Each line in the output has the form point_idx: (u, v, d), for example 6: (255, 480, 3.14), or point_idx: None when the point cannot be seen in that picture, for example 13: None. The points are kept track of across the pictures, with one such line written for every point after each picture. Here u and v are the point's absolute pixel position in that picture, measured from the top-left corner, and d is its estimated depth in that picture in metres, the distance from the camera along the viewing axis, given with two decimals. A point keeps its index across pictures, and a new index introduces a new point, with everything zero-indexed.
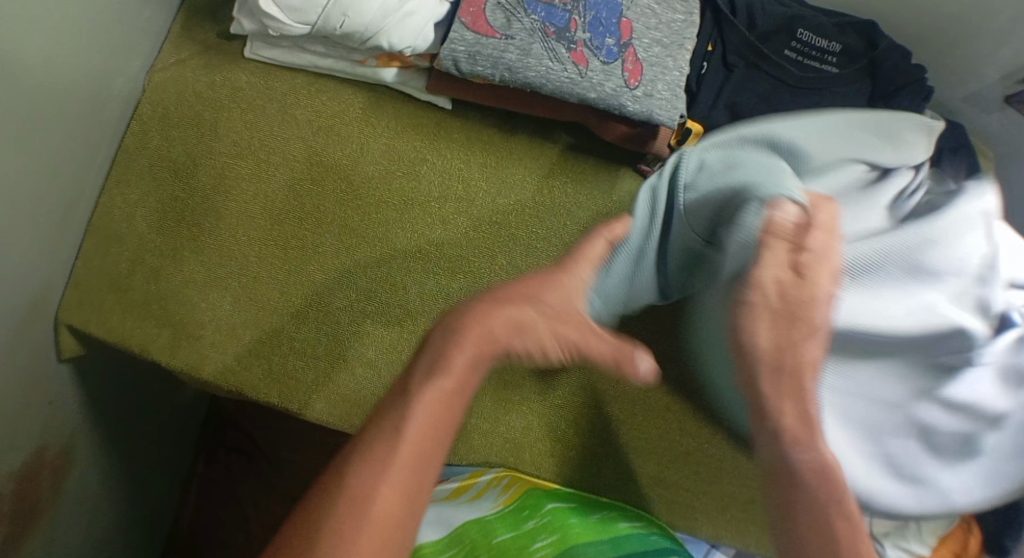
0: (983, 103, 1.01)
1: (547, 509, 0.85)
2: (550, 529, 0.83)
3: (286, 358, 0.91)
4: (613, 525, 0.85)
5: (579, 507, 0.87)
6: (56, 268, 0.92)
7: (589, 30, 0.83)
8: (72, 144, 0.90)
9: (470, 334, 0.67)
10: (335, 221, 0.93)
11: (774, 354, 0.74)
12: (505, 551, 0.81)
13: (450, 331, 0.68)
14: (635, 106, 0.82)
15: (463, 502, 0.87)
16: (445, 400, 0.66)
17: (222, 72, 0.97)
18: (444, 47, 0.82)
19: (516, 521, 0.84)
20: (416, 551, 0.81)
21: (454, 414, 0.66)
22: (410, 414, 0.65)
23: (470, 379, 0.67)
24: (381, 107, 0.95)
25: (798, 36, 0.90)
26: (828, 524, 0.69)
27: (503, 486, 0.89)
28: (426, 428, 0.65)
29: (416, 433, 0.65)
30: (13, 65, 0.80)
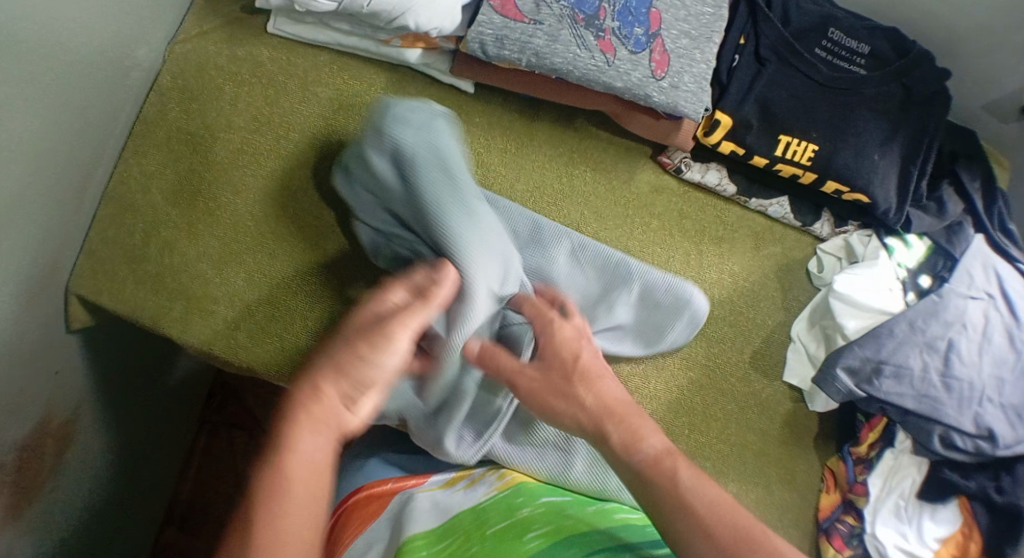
0: (1002, 112, 1.01)
1: (543, 501, 0.81)
2: (546, 515, 0.78)
3: (298, 335, 0.92)
4: (609, 516, 0.80)
5: (575, 501, 0.83)
6: (69, 235, 0.92)
7: (618, 19, 0.82)
8: (91, 111, 0.89)
9: (304, 417, 0.64)
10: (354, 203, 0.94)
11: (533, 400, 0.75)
12: (501, 538, 0.75)
13: (286, 415, 0.64)
14: (660, 97, 0.82)
15: (457, 490, 0.84)
16: (297, 493, 0.63)
17: (244, 46, 0.96)
18: (472, 29, 0.81)
19: (512, 509, 0.79)
20: (408, 541, 0.75)
21: (319, 490, 0.64)
22: (282, 490, 0.62)
23: (320, 460, 0.64)
24: (402, 87, 0.94)
25: (829, 35, 0.90)
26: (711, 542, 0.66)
27: (500, 475, 0.86)
28: (308, 494, 0.63)
29: (290, 511, 0.62)
30: (34, 29, 0.79)
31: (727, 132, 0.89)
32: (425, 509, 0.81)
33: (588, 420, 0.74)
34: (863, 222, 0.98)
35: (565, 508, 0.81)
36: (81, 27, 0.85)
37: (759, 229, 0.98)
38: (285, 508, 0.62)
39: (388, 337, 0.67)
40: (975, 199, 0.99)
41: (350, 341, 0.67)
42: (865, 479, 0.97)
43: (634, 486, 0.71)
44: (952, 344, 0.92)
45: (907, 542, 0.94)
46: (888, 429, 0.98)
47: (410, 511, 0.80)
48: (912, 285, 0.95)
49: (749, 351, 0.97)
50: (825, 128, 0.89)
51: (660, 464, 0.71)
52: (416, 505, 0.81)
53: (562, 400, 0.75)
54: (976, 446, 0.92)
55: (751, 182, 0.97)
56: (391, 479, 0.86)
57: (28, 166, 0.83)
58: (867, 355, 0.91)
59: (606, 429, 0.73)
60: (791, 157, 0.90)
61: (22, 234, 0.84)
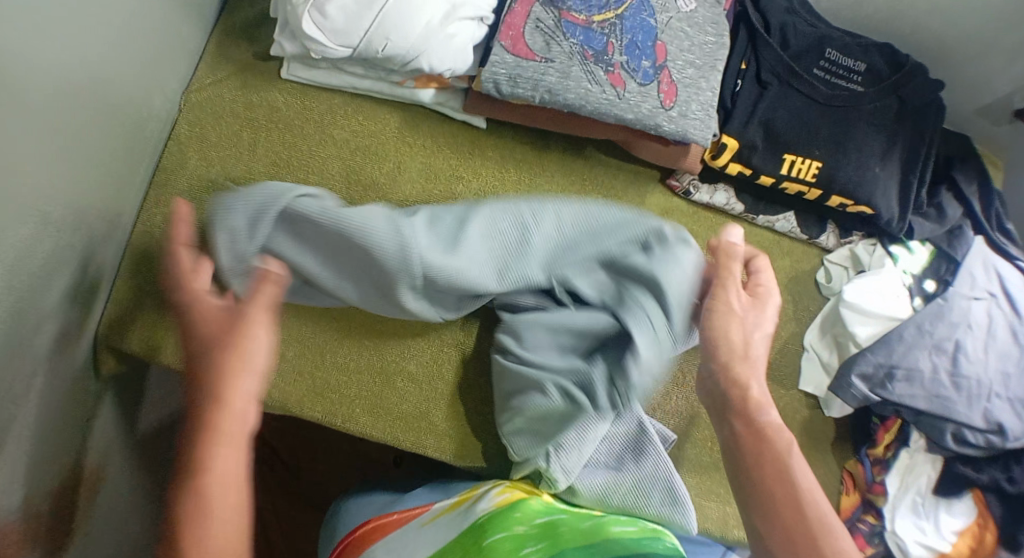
0: (994, 116, 1.05)
1: (539, 521, 0.84)
2: (541, 533, 0.82)
3: (331, 374, 0.93)
4: (605, 529, 0.84)
5: (571, 517, 0.86)
6: (95, 287, 0.94)
7: (626, 53, 0.85)
8: (114, 164, 0.92)
9: (211, 428, 0.67)
10: None
11: (736, 338, 0.79)
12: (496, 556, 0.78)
13: (195, 432, 0.68)
14: (670, 126, 0.85)
15: (459, 511, 0.86)
16: (218, 498, 0.65)
17: (259, 92, 0.99)
18: (486, 69, 0.84)
19: (507, 521, 0.82)
20: None
21: (240, 489, 0.67)
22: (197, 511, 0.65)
23: (234, 473, 0.67)
24: (417, 127, 0.97)
25: (826, 55, 0.93)
26: (804, 514, 0.71)
27: (500, 490, 0.88)
28: (226, 503, 0.66)
29: (211, 525, 0.65)
30: (59, 91, 0.81)
31: (733, 154, 0.93)
32: (423, 537, 0.84)
33: (738, 373, 0.78)
34: (866, 231, 1.02)
35: (560, 524, 0.84)
36: (103, 84, 0.87)
37: (766, 243, 1.01)
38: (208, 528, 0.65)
39: (236, 325, 0.70)
40: (972, 202, 1.03)
41: (218, 345, 0.70)
42: (883, 479, 1.00)
43: (749, 440, 0.75)
44: (959, 344, 0.96)
45: (925, 536, 0.98)
46: (903, 429, 1.01)
47: (406, 543, 0.83)
48: (917, 290, 0.99)
49: (765, 363, 1.00)
50: (828, 145, 0.93)
51: (776, 437, 0.75)
52: (414, 535, 0.84)
53: (742, 335, 0.79)
54: (987, 441, 0.95)
55: (758, 199, 1.00)
56: (396, 511, 0.89)
57: (56, 220, 0.85)
58: (880, 361, 0.95)
59: (756, 386, 0.77)
60: (795, 175, 0.93)
61: (52, 287, 0.86)
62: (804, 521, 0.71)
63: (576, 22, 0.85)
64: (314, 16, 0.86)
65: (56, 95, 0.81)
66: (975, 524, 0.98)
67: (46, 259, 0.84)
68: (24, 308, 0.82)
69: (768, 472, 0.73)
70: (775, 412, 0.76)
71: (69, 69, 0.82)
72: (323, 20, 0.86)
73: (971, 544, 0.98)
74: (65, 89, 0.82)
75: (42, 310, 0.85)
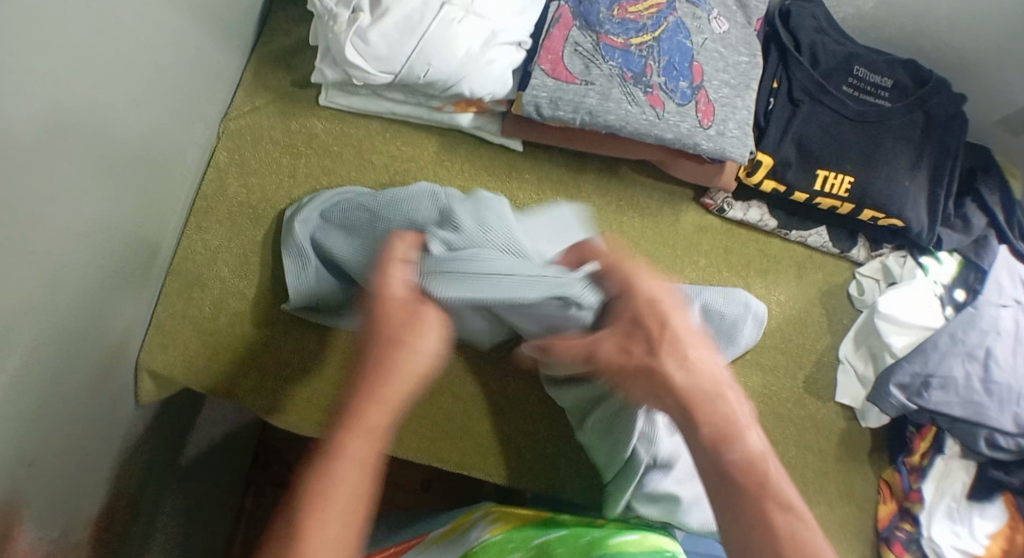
0: (1015, 128, 1.08)
1: (535, 543, 0.85)
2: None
3: None
4: (603, 543, 0.84)
5: (569, 533, 0.86)
6: (138, 311, 0.94)
7: (664, 74, 0.88)
8: (155, 189, 0.92)
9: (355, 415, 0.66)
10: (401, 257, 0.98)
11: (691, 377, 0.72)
12: None
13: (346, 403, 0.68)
14: (709, 144, 0.87)
15: (454, 541, 0.88)
16: (340, 486, 0.63)
17: (298, 119, 1.00)
18: (527, 92, 0.86)
19: (505, 549, 0.84)
20: None
21: (358, 495, 0.64)
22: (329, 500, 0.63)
23: (366, 468, 0.65)
24: (455, 150, 0.99)
25: (855, 72, 0.96)
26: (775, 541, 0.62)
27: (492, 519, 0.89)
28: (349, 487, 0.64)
29: (318, 533, 0.61)
30: (106, 118, 0.82)
31: (768, 171, 0.95)
32: None
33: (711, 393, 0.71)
34: (896, 243, 1.04)
35: (555, 546, 0.84)
36: (145, 110, 0.88)
37: (800, 259, 1.04)
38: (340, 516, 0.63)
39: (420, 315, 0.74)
40: (997, 213, 1.04)
41: (391, 316, 0.73)
42: (920, 486, 1.01)
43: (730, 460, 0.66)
44: (990, 351, 0.97)
45: (960, 539, 0.99)
46: (938, 437, 1.02)
47: None
48: (949, 300, 1.01)
49: (802, 375, 1.01)
50: (859, 160, 0.95)
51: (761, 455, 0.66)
52: None
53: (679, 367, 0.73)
54: (1017, 444, 0.97)
55: (791, 215, 1.02)
56: (391, 546, 0.90)
57: (99, 244, 0.85)
58: (916, 370, 0.96)
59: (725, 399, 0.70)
60: (829, 190, 0.95)
61: (95, 310, 0.86)
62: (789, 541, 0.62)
63: (615, 46, 0.88)
64: (356, 43, 0.87)
65: (101, 120, 0.81)
66: (1009, 525, 0.99)
67: (90, 283, 0.85)
68: (68, 331, 0.83)
69: (749, 494, 0.64)
70: (749, 435, 0.67)
71: (114, 94, 0.82)
72: (365, 47, 0.87)
73: (1004, 546, 0.98)
74: (109, 113, 0.82)
75: (84, 333, 0.85)
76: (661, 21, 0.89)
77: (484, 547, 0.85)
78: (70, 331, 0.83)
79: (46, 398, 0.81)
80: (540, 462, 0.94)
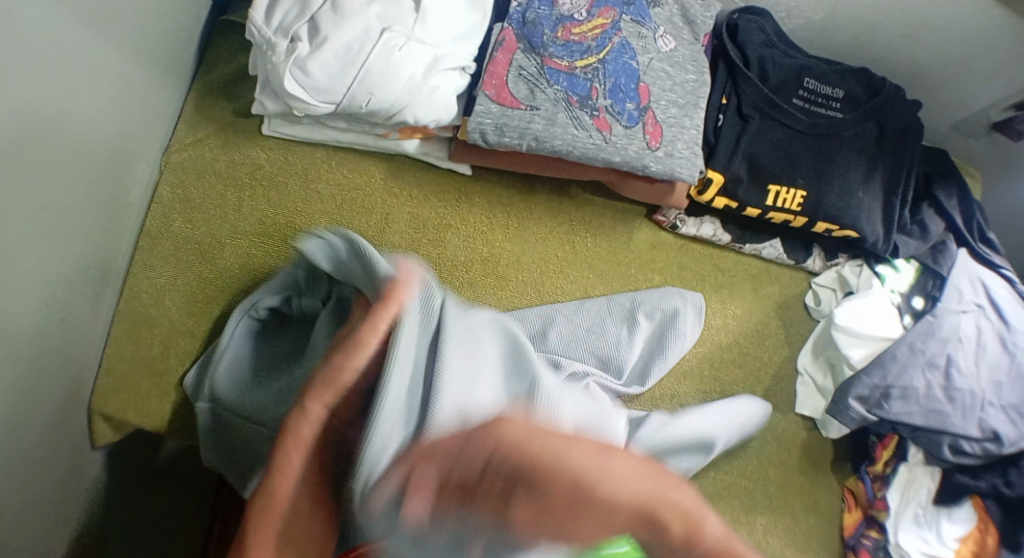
0: (971, 130, 1.08)
1: None
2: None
3: None
4: None
5: None
6: (87, 355, 0.90)
7: (610, 96, 0.86)
8: (101, 231, 0.90)
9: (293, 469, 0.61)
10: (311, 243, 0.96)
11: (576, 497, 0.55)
12: None
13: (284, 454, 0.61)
14: (657, 166, 0.86)
15: None
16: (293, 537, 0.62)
17: (241, 150, 0.98)
18: (472, 120, 0.84)
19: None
20: None
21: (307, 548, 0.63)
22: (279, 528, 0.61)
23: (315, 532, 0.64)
24: (403, 176, 0.98)
25: (805, 84, 0.95)
26: None
27: None
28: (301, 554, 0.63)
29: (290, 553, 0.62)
30: (49, 159, 0.80)
31: (720, 188, 0.94)
32: None
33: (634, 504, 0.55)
34: (851, 253, 1.05)
35: None
36: (86, 145, 0.85)
37: (755, 271, 1.04)
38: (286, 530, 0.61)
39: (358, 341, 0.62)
40: (955, 216, 1.04)
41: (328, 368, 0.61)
42: (884, 494, 1.01)
43: None
44: (951, 358, 0.97)
45: (928, 544, 0.99)
46: (901, 445, 1.02)
47: None
48: (907, 308, 1.00)
49: (762, 389, 1.01)
50: (811, 174, 0.94)
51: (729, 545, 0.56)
52: None
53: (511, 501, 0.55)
54: (983, 449, 0.96)
55: (743, 229, 1.02)
56: None
57: (47, 295, 0.82)
58: (875, 383, 0.96)
59: (654, 512, 0.55)
60: (781, 205, 0.95)
61: (48, 364, 0.84)
62: None
63: (560, 69, 0.86)
64: (295, 74, 0.85)
65: (41, 168, 0.79)
66: (977, 528, 0.99)
67: (39, 335, 0.82)
68: (19, 379, 0.79)
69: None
70: (710, 522, 0.57)
71: (54, 136, 0.80)
72: (305, 77, 0.85)
73: (975, 549, 0.98)
74: (49, 161, 0.80)
75: (36, 383, 0.82)
76: (606, 42, 0.88)
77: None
78: (23, 387, 0.80)
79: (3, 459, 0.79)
80: None
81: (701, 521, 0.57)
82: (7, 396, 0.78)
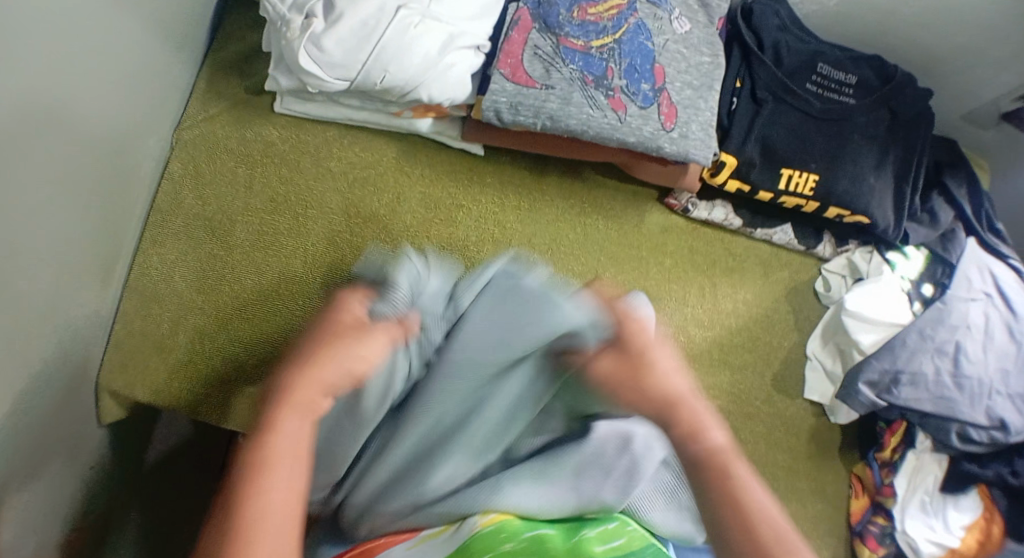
0: (982, 120, 1.08)
1: None
2: (527, 555, 0.66)
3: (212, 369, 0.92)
4: None
5: None
6: (96, 329, 0.90)
7: (625, 77, 0.86)
8: (113, 204, 0.89)
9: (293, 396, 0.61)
10: (320, 217, 0.96)
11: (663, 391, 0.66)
12: None
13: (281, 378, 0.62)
14: (672, 148, 0.86)
15: None
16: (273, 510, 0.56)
17: (253, 127, 0.98)
18: (486, 98, 0.84)
19: (493, 544, 0.67)
20: None
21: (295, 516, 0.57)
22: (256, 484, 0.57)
23: (299, 446, 0.60)
24: (417, 156, 0.98)
25: (819, 70, 0.96)
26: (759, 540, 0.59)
27: None
28: (284, 516, 0.57)
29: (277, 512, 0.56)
30: (64, 127, 0.80)
31: (732, 171, 0.95)
32: None
33: (656, 402, 0.66)
34: (862, 239, 1.05)
35: None
36: (99, 118, 0.85)
37: (765, 256, 1.04)
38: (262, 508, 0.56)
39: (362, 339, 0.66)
40: (965, 206, 1.05)
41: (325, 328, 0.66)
42: (891, 481, 1.01)
43: (691, 467, 0.64)
44: (959, 345, 0.97)
45: (934, 531, 0.98)
46: (909, 431, 1.03)
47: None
48: (916, 294, 1.00)
49: (770, 375, 1.02)
50: (824, 158, 0.94)
51: (719, 457, 0.63)
52: None
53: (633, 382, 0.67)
54: (990, 437, 0.96)
55: (755, 214, 1.02)
56: None
57: (58, 265, 0.82)
58: (885, 367, 0.96)
59: (673, 414, 0.66)
60: (793, 189, 0.95)
61: (58, 334, 0.84)
62: (764, 535, 0.60)
63: (575, 49, 0.86)
64: (310, 50, 0.84)
65: (56, 137, 0.79)
66: (983, 516, 0.99)
67: (50, 306, 0.82)
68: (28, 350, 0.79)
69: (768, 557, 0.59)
70: (719, 432, 0.65)
71: (67, 106, 0.79)
72: (319, 54, 0.84)
73: (979, 538, 0.98)
74: (64, 127, 0.79)
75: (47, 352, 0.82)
76: (623, 23, 0.88)
77: None
78: (31, 360, 0.80)
79: (11, 428, 0.78)
80: None
81: (707, 420, 0.65)
82: (17, 365, 0.78)
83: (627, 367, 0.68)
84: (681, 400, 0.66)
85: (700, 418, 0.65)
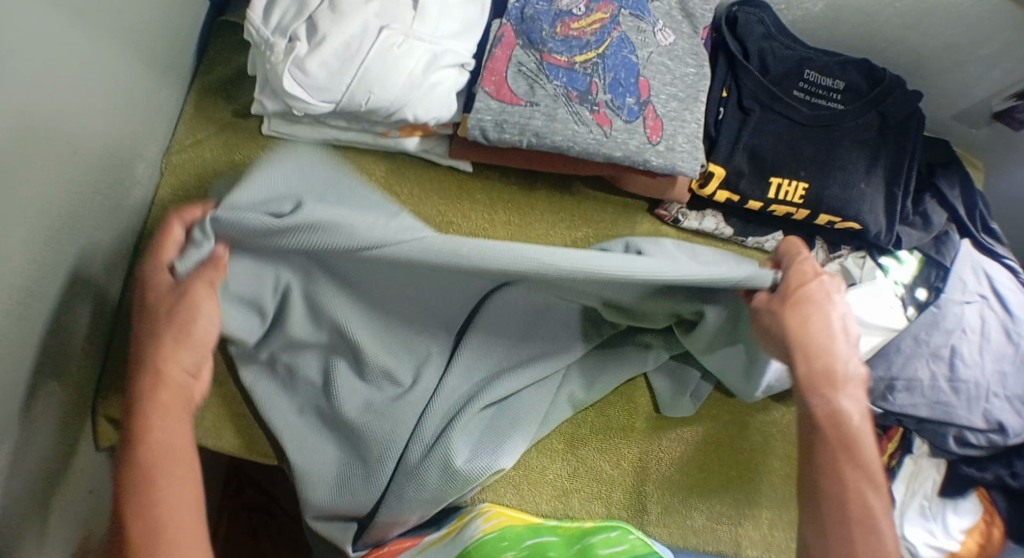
0: (973, 120, 1.08)
1: (528, 544, 0.85)
2: None
3: None
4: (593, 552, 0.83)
5: (561, 542, 0.86)
6: (91, 355, 0.90)
7: (609, 91, 0.86)
8: (107, 229, 0.89)
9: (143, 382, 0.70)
10: None
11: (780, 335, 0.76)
12: None
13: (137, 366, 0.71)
14: (658, 161, 0.86)
15: (448, 542, 0.85)
16: (169, 488, 0.67)
17: (242, 150, 0.99)
18: (472, 117, 0.84)
19: (496, 550, 0.82)
20: None
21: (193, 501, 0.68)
22: (151, 509, 0.66)
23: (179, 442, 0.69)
24: (403, 173, 0.98)
25: (805, 76, 0.95)
26: (840, 501, 0.72)
27: (487, 516, 0.88)
28: (182, 494, 0.68)
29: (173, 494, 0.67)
30: (53, 159, 0.79)
31: (721, 182, 0.94)
32: None
33: (800, 347, 0.76)
34: (854, 246, 1.04)
35: (548, 548, 0.84)
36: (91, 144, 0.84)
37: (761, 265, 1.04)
38: (176, 531, 0.66)
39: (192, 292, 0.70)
40: (957, 207, 1.04)
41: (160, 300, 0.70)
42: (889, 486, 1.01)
43: (808, 419, 0.76)
44: (955, 349, 0.97)
45: (934, 537, 0.99)
46: (905, 437, 1.03)
47: None
48: (911, 300, 1.00)
49: None
50: (813, 165, 0.94)
51: (829, 417, 0.76)
52: None
53: (797, 317, 0.76)
54: (988, 440, 0.95)
55: (747, 222, 1.02)
56: (388, 542, 0.88)
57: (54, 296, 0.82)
58: (880, 374, 0.97)
59: (812, 357, 0.76)
60: (783, 197, 0.95)
61: (54, 363, 0.83)
62: (849, 502, 0.72)
63: (559, 65, 0.86)
64: (295, 73, 0.84)
65: (45, 167, 0.78)
66: (982, 519, 0.99)
67: (48, 335, 0.82)
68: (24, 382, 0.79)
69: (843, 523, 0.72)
70: (847, 398, 0.76)
71: (57, 139, 0.79)
72: (304, 77, 0.84)
73: (980, 541, 0.98)
74: (54, 157, 0.79)
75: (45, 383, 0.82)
76: (605, 37, 0.87)
77: (478, 547, 0.82)
78: (29, 389, 0.80)
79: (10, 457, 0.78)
80: (508, 483, 0.94)
81: (837, 387, 0.76)
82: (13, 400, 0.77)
83: (788, 308, 0.76)
84: (820, 349, 0.76)
85: (839, 375, 0.77)
